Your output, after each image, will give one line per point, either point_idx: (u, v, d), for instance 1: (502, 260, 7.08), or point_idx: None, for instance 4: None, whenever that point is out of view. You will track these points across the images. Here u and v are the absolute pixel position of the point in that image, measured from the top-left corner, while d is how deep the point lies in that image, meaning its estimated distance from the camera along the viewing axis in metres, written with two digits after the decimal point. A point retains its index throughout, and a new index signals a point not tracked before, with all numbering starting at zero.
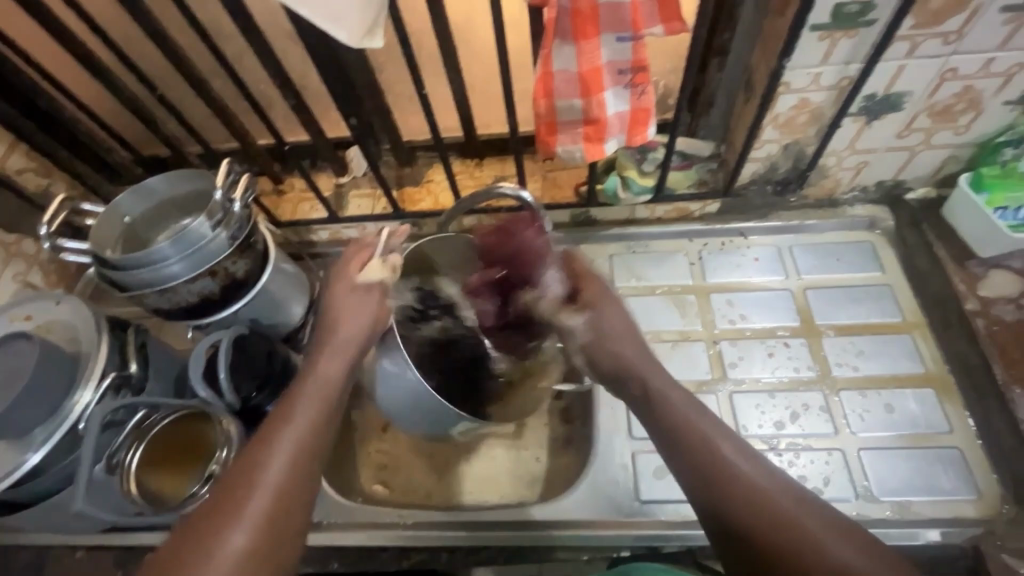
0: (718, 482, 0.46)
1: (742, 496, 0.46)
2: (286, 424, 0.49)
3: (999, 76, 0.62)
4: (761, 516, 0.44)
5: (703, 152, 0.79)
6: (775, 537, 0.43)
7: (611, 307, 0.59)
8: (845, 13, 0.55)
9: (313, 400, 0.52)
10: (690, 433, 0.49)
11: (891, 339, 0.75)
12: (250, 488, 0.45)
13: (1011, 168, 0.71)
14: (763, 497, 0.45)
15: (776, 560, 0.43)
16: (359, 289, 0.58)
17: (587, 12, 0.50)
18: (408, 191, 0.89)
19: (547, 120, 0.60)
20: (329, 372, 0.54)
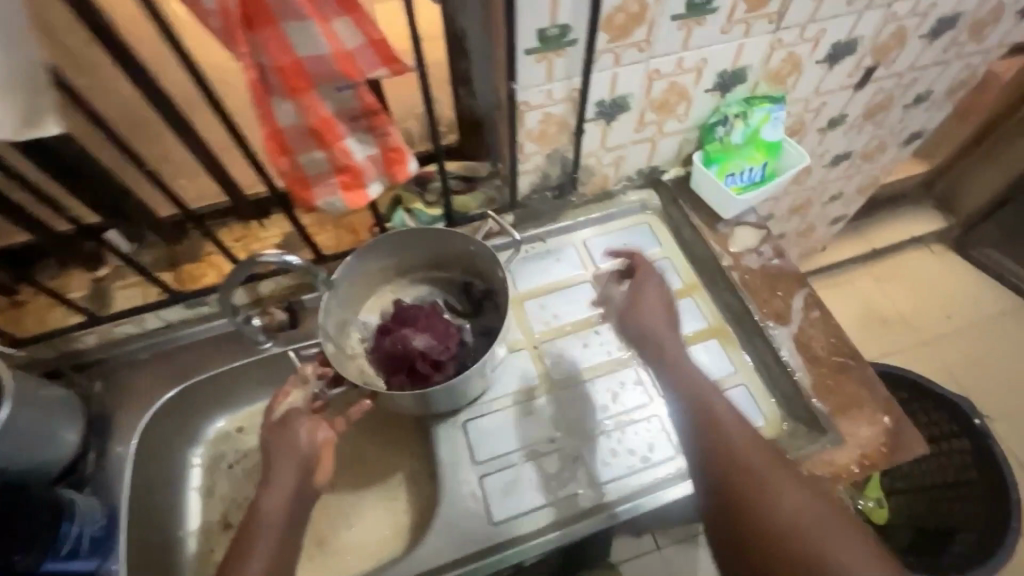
0: (723, 446, 0.60)
1: (744, 458, 0.59)
2: (248, 558, 0.58)
3: (692, 71, 0.73)
4: (754, 477, 0.58)
5: (481, 173, 0.83)
6: (766, 490, 0.57)
7: (646, 278, 0.74)
8: (549, 36, 0.61)
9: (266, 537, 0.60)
10: (704, 408, 0.63)
11: (677, 304, 0.84)
12: None
13: (727, 143, 0.84)
14: (756, 460, 0.59)
15: (760, 506, 0.56)
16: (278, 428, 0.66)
17: (292, 68, 0.47)
18: (186, 269, 0.80)
19: (295, 177, 0.57)
20: (273, 509, 0.62)
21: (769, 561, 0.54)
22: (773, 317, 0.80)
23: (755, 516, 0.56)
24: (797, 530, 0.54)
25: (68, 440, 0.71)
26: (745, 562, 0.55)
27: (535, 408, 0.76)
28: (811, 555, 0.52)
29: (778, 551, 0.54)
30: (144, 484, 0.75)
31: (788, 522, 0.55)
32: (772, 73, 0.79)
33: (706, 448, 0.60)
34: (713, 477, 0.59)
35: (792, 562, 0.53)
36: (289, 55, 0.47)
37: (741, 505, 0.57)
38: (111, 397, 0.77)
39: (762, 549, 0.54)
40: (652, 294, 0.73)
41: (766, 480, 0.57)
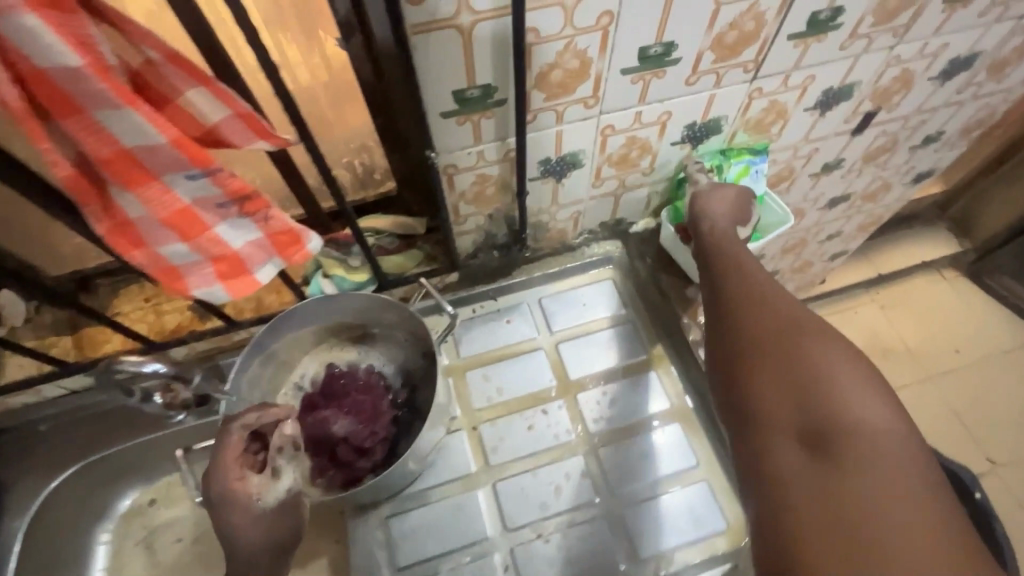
0: (739, 272, 0.58)
1: (741, 291, 0.56)
2: None
3: (654, 125, 0.63)
4: (750, 296, 0.54)
5: (418, 229, 0.73)
6: (754, 306, 0.54)
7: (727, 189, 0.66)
8: (469, 98, 0.51)
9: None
10: (728, 260, 0.59)
11: (637, 379, 0.75)
12: None
13: None
14: (757, 298, 0.54)
15: (740, 315, 0.54)
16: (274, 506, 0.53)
17: (115, 160, 0.39)
18: (87, 333, 0.72)
19: (161, 269, 0.48)
20: None
21: (755, 353, 0.50)
22: None
23: (758, 329, 0.51)
24: (782, 334, 0.50)
25: None
26: (733, 387, 0.51)
27: (468, 504, 0.67)
28: (795, 352, 0.48)
29: (771, 351, 0.49)
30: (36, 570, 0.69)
31: (779, 328, 0.50)
32: (751, 123, 0.68)
33: (730, 281, 0.57)
34: (726, 310, 0.55)
35: (783, 378, 0.47)
36: (108, 145, 0.38)
37: (759, 314, 0.53)
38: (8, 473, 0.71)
39: (745, 375, 0.50)
40: (729, 192, 0.66)
41: (776, 301, 0.53)
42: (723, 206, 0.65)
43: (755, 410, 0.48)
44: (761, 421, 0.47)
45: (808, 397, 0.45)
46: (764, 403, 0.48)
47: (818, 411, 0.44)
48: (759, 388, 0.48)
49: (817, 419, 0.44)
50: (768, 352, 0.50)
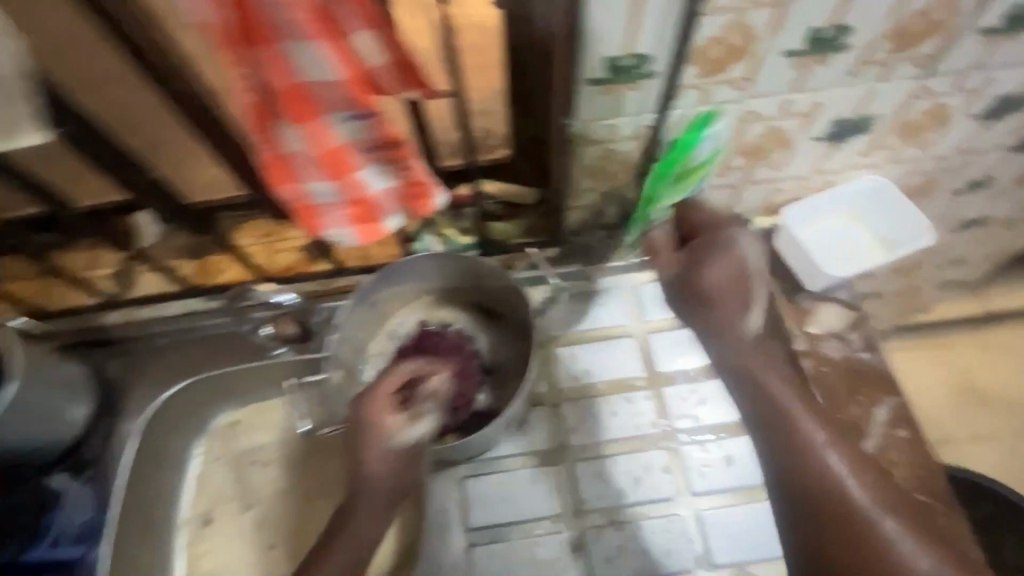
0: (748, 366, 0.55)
1: (798, 444, 0.51)
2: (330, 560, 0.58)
3: (800, 115, 0.59)
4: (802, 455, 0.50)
5: (529, 199, 0.72)
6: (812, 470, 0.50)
7: (717, 255, 0.56)
8: (621, 66, 0.49)
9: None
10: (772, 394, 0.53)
11: (731, 381, 0.72)
12: None
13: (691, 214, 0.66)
14: (812, 454, 0.50)
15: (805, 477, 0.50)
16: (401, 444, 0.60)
17: (292, 93, 0.40)
18: (209, 260, 0.77)
19: (301, 204, 0.50)
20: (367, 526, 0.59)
21: (798, 458, 0.50)
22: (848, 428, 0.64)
23: (788, 432, 0.51)
24: (799, 432, 0.51)
25: (75, 418, 0.71)
26: (788, 497, 0.51)
27: (544, 478, 0.68)
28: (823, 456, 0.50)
29: (804, 455, 0.50)
30: (145, 471, 0.74)
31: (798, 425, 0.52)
32: (905, 125, 0.63)
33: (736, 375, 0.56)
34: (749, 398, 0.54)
35: (822, 482, 0.49)
36: (288, 78, 0.39)
37: (764, 413, 0.53)
38: (127, 378, 0.77)
39: (802, 483, 0.50)
40: (720, 262, 0.56)
41: (788, 393, 0.53)
42: (712, 283, 0.56)
43: (812, 521, 0.49)
44: (830, 533, 0.48)
45: (852, 508, 0.48)
46: (821, 511, 0.49)
47: (859, 523, 0.47)
48: (819, 503, 0.49)
49: (863, 545, 0.46)
50: (802, 456, 0.50)
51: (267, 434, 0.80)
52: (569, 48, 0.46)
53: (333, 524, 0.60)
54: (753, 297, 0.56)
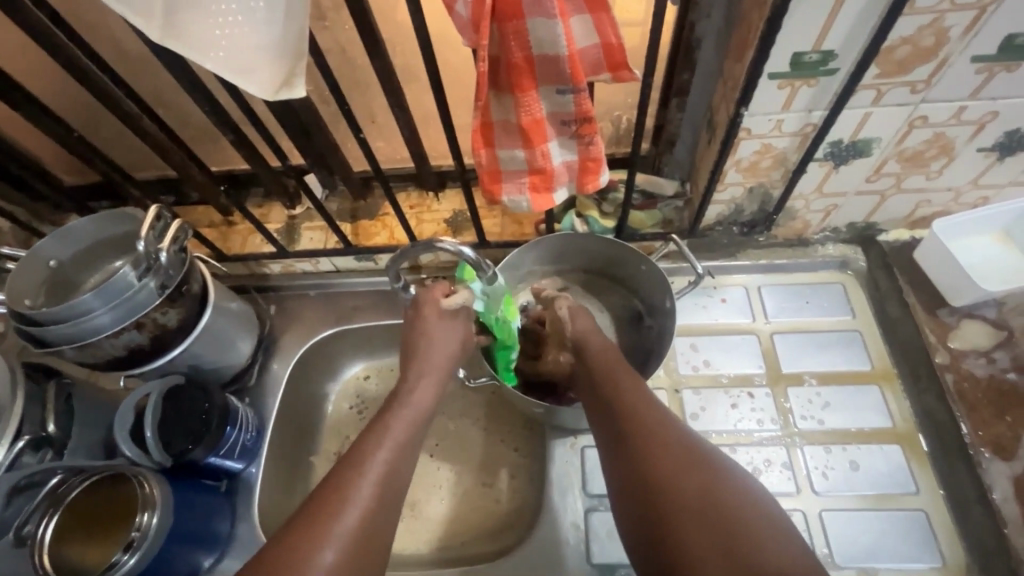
0: (602, 373, 0.58)
1: (615, 384, 0.57)
2: (368, 463, 0.51)
3: (972, 124, 0.59)
4: (616, 385, 0.56)
5: (666, 190, 0.76)
6: (627, 400, 0.54)
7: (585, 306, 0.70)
8: (805, 62, 0.52)
9: (393, 432, 0.55)
10: (602, 356, 0.60)
11: (858, 390, 0.71)
12: (346, 501, 0.48)
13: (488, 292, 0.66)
14: (628, 383, 0.56)
15: (622, 405, 0.54)
16: (448, 316, 0.64)
17: (522, 65, 0.46)
18: (363, 224, 0.85)
19: (489, 169, 0.55)
20: (415, 403, 0.58)
21: (637, 443, 0.51)
22: (989, 444, 0.64)
23: (628, 424, 0.52)
24: (646, 422, 0.52)
25: (242, 352, 0.78)
26: (627, 489, 0.50)
27: None
28: (660, 432, 0.51)
29: (645, 440, 0.50)
30: (291, 403, 0.83)
31: (651, 422, 0.52)
32: None
33: (595, 381, 0.59)
34: (602, 403, 0.56)
35: (665, 459, 0.48)
36: (522, 51, 0.45)
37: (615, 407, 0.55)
38: (280, 322, 0.86)
39: (644, 469, 0.49)
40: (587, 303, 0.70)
41: (632, 391, 0.55)
42: (601, 338, 0.63)
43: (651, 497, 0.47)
44: (663, 501, 0.46)
45: (690, 462, 0.48)
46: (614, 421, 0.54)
47: (703, 477, 0.46)
48: (659, 479, 0.47)
49: (691, 494, 0.45)
50: (646, 438, 0.50)
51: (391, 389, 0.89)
52: (764, 41, 0.49)
53: (390, 401, 0.59)
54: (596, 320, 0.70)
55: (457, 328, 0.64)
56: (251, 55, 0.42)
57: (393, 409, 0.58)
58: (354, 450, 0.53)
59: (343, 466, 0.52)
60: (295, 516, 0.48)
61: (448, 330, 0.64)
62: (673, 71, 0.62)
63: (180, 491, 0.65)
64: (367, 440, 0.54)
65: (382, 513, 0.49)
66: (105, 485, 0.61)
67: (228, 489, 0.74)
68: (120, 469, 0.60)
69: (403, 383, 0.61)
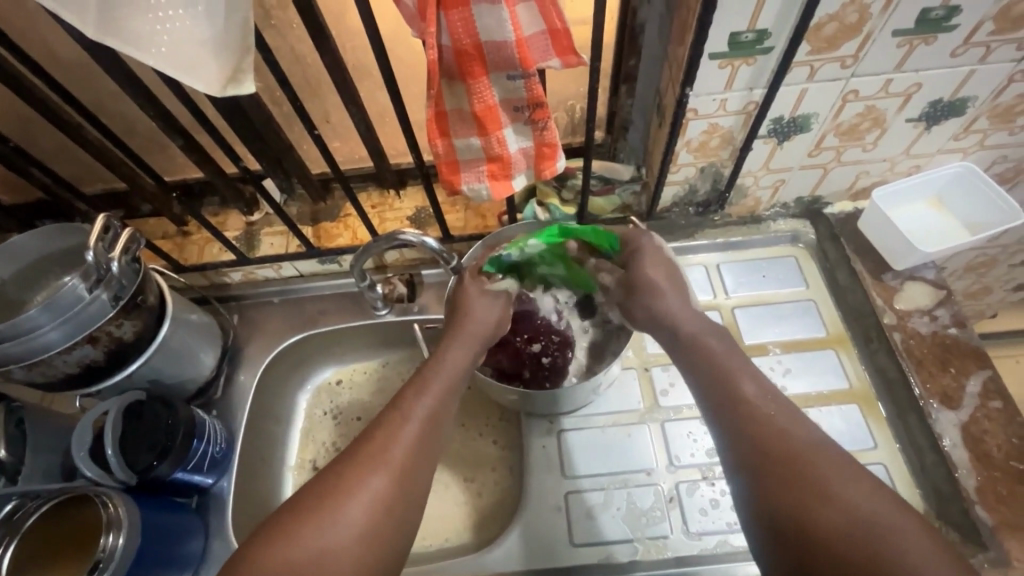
0: (730, 393, 0.54)
1: (752, 411, 0.53)
2: (412, 408, 0.56)
3: (899, 96, 0.63)
4: (750, 412, 0.53)
5: (623, 175, 0.78)
6: (766, 432, 0.51)
7: (649, 257, 0.66)
8: (741, 41, 0.54)
9: (435, 387, 0.59)
10: (726, 372, 0.56)
11: (816, 355, 0.74)
12: (392, 442, 0.53)
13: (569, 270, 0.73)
14: (766, 411, 0.52)
15: (763, 435, 0.51)
16: (486, 293, 0.67)
17: (471, 52, 0.47)
18: (324, 227, 0.83)
19: (447, 160, 0.56)
20: (457, 360, 0.62)
21: (794, 499, 0.47)
22: (937, 396, 0.67)
23: (781, 476, 0.48)
24: (796, 460, 0.49)
25: (205, 365, 0.76)
26: (779, 534, 0.47)
27: (634, 436, 0.71)
28: (823, 486, 0.47)
29: (801, 484, 0.47)
30: (259, 413, 0.81)
31: (802, 460, 0.49)
32: (999, 109, 0.65)
33: (725, 410, 0.54)
34: (737, 436, 0.52)
35: (823, 512, 0.45)
36: (471, 38, 0.46)
37: (758, 451, 0.50)
38: (244, 331, 0.84)
39: (799, 531, 0.46)
40: (651, 261, 0.65)
41: (778, 431, 0.51)
42: (689, 321, 0.62)
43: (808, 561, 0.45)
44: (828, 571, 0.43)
45: (861, 527, 0.44)
46: (752, 451, 0.51)
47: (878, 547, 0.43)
48: (825, 539, 0.44)
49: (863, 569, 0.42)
50: (797, 489, 0.47)
51: (363, 392, 0.88)
52: (700, 22, 0.51)
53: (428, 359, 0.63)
54: (665, 272, 0.65)
55: (492, 305, 0.66)
56: (193, 51, 0.41)
57: (422, 381, 0.59)
58: (382, 422, 0.56)
59: (394, 407, 0.57)
60: (353, 452, 0.53)
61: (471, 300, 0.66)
62: (621, 57, 0.64)
63: (148, 511, 0.63)
64: (414, 387, 0.59)
65: (420, 459, 0.54)
66: (63, 510, 0.58)
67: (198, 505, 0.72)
68: (81, 490, 0.57)
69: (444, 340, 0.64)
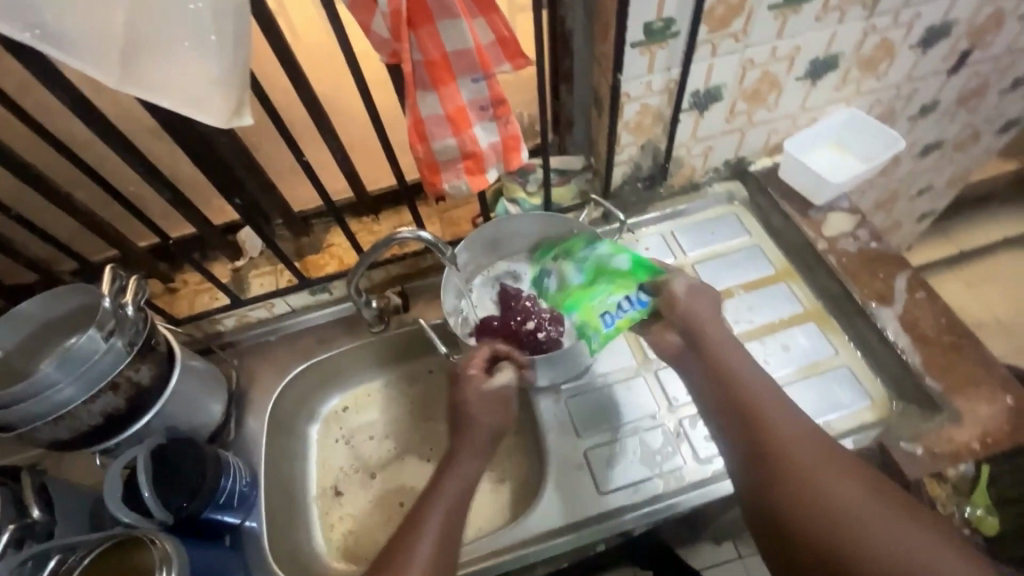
0: (739, 391, 0.64)
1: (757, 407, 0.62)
2: (425, 523, 0.60)
3: (785, 60, 0.76)
4: (756, 409, 0.62)
5: (576, 166, 0.87)
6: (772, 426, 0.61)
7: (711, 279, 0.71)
8: (654, 29, 0.66)
9: (444, 498, 0.63)
10: (732, 375, 0.65)
11: (771, 291, 0.84)
12: (409, 562, 0.57)
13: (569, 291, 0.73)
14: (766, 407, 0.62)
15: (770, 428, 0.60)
16: (487, 396, 0.70)
17: (439, 61, 0.55)
18: (310, 259, 0.89)
19: (428, 163, 0.63)
20: (463, 469, 0.66)
21: (792, 485, 0.57)
22: (874, 298, 0.78)
23: (778, 464, 0.58)
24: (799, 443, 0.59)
25: (216, 409, 0.77)
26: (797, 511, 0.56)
27: (633, 389, 0.78)
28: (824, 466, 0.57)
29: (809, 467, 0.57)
30: (275, 447, 0.82)
31: (802, 444, 0.59)
32: (863, 59, 0.80)
33: (739, 407, 0.63)
34: (750, 432, 0.61)
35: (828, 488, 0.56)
36: (438, 49, 0.54)
37: (773, 445, 0.59)
38: (246, 374, 0.86)
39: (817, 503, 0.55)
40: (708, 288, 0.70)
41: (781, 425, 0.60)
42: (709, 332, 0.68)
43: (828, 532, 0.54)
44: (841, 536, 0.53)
45: (862, 499, 0.54)
46: (768, 443, 0.60)
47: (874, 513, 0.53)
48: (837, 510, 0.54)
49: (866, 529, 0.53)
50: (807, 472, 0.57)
51: (373, 412, 0.92)
52: (619, 16, 0.62)
53: (440, 465, 0.67)
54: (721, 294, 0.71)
55: (495, 412, 0.70)
56: (203, 87, 0.47)
57: (435, 493, 0.63)
58: (402, 532, 0.60)
59: (409, 522, 0.61)
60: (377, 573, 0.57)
61: (473, 404, 0.69)
62: (557, 60, 0.74)
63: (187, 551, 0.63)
64: (424, 501, 0.63)
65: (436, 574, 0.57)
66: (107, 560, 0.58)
67: (232, 544, 0.71)
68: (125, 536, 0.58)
69: (454, 445, 0.68)
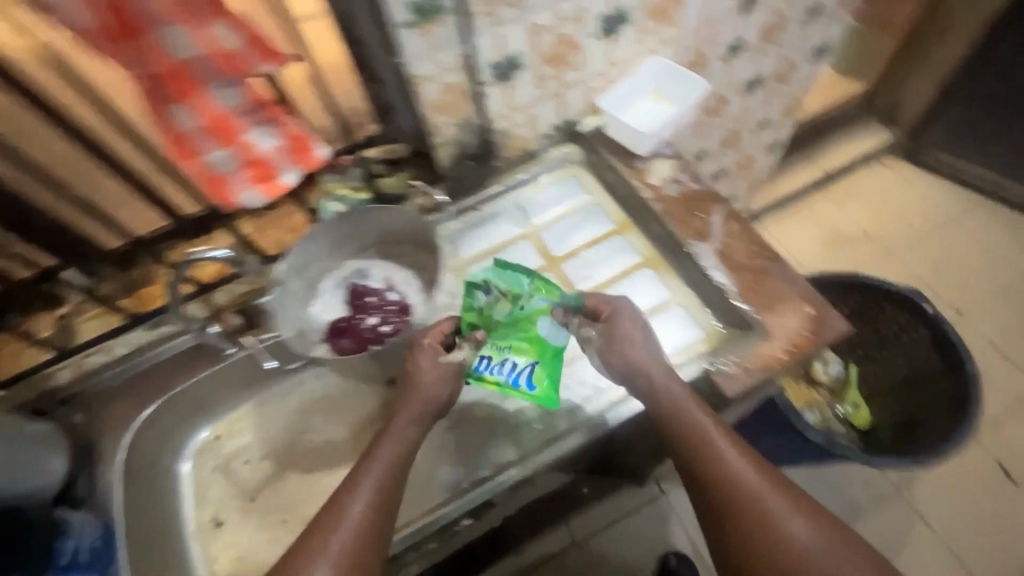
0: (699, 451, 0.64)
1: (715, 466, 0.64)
2: (358, 487, 0.61)
3: (573, 20, 0.78)
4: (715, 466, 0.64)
5: (402, 153, 0.87)
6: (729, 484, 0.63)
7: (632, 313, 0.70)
8: (421, 7, 0.65)
9: (382, 458, 0.64)
10: (695, 431, 0.65)
11: (609, 244, 0.88)
12: (338, 523, 0.59)
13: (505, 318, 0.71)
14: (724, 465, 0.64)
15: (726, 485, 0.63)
16: (442, 364, 0.69)
17: (177, 75, 0.57)
18: (142, 293, 0.92)
19: (200, 158, 0.74)
20: (399, 439, 0.65)
21: (747, 529, 0.61)
22: (696, 236, 0.83)
23: (744, 513, 0.62)
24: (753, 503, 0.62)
25: (57, 466, 0.74)
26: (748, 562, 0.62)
27: None
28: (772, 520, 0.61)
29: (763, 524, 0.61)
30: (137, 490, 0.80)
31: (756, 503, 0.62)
32: (652, 8, 0.83)
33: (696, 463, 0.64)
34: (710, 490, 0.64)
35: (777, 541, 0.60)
36: (170, 63, 0.56)
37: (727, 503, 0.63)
38: (92, 425, 0.81)
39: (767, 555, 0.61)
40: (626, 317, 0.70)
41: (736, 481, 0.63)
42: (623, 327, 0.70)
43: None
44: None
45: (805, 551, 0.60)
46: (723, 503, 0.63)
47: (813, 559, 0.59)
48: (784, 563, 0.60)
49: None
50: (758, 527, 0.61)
51: (245, 436, 0.88)
52: None
53: (378, 431, 0.67)
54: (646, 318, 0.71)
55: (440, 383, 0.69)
56: None
57: (371, 458, 0.64)
58: (338, 492, 0.62)
59: (339, 490, 0.62)
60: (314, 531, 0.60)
61: (427, 375, 0.69)
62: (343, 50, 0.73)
63: None
64: (358, 469, 0.63)
65: (366, 537, 0.59)
66: None
67: None
68: None
69: (392, 415, 0.68)
